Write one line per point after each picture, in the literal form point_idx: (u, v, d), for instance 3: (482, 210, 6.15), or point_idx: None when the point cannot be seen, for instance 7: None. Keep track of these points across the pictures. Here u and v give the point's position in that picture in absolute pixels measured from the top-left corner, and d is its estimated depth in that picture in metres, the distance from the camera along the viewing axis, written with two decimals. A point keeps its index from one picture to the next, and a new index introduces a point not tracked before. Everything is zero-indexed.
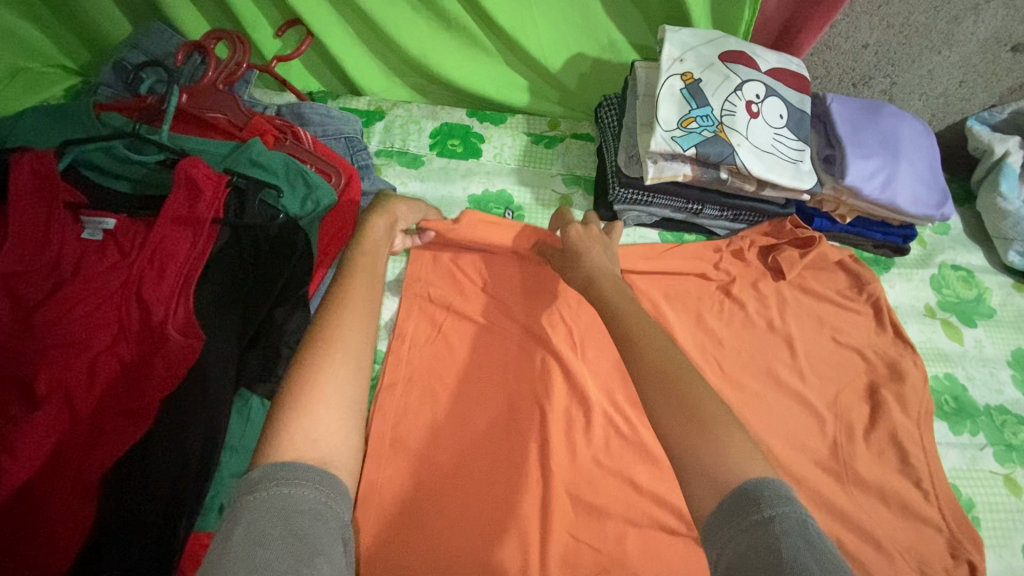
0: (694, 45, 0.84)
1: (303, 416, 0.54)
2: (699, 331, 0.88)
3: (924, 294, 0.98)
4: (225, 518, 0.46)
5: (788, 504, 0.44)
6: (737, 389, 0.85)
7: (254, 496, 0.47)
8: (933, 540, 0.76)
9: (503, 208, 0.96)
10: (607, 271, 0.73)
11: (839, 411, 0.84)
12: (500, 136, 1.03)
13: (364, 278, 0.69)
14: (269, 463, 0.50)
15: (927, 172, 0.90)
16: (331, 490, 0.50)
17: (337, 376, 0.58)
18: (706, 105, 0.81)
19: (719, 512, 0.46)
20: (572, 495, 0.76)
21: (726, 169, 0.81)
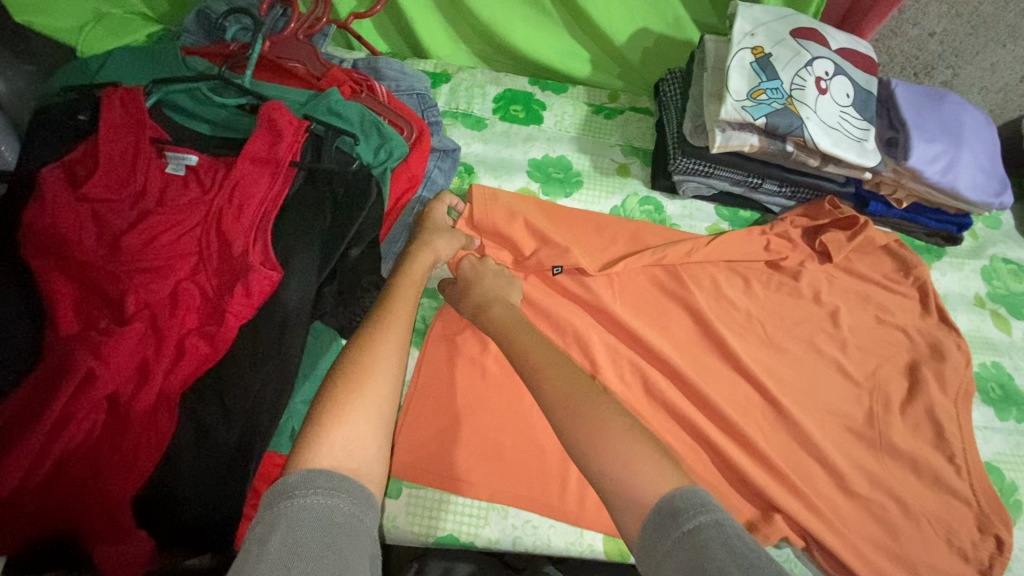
0: (765, 21, 0.86)
1: (348, 421, 0.55)
2: (748, 301, 0.90)
3: (973, 284, 0.98)
4: (256, 525, 0.46)
5: (704, 512, 0.45)
6: (780, 357, 0.86)
7: (291, 502, 0.47)
8: (964, 516, 0.77)
9: (562, 172, 0.98)
10: (500, 296, 0.77)
11: (877, 382, 0.86)
12: (560, 105, 1.05)
13: (405, 309, 0.70)
14: (307, 469, 0.49)
15: (987, 161, 0.91)
16: (362, 503, 0.50)
17: (377, 395, 0.58)
18: (775, 79, 0.82)
19: (648, 533, 0.47)
20: None
21: (793, 142, 0.82)
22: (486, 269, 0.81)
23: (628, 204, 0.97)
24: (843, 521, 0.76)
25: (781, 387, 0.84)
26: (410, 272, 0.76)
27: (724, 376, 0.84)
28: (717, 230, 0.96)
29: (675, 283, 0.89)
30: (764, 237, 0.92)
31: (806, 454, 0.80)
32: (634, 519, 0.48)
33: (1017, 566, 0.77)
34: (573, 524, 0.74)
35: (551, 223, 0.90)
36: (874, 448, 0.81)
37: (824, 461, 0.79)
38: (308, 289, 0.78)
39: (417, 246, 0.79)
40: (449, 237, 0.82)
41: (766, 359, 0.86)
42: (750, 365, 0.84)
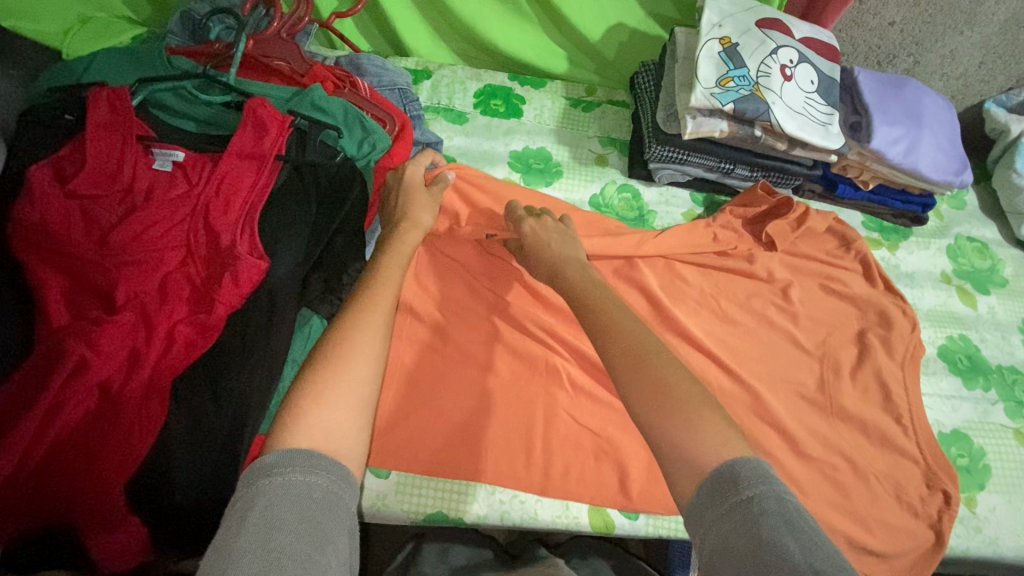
0: (732, 12, 0.90)
1: (325, 404, 0.53)
2: (700, 278, 0.92)
3: (940, 262, 1.01)
4: (239, 498, 0.46)
5: (766, 484, 0.46)
6: (734, 329, 0.89)
7: (270, 480, 0.46)
8: (910, 470, 0.81)
9: (542, 163, 1.01)
10: (571, 259, 0.76)
11: (828, 350, 0.89)
12: (539, 98, 1.08)
13: (389, 289, 0.67)
14: (285, 450, 0.49)
15: (948, 142, 0.95)
16: (340, 481, 0.49)
17: (357, 373, 0.57)
18: (742, 67, 0.86)
19: (700, 496, 0.48)
20: (589, 418, 0.81)
21: (761, 127, 0.86)
22: (553, 229, 0.81)
23: (607, 192, 1.00)
24: (799, 485, 0.78)
25: (744, 359, 0.87)
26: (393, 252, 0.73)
27: (682, 350, 0.86)
28: (692, 215, 0.99)
29: (627, 265, 0.91)
30: (710, 228, 0.94)
31: (760, 420, 0.82)
32: (689, 481, 0.50)
33: (976, 525, 0.80)
34: (555, 498, 0.76)
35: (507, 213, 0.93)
36: (832, 414, 0.84)
37: (782, 429, 0.82)
38: (295, 278, 0.80)
39: (402, 227, 0.78)
40: (430, 206, 0.82)
41: (720, 333, 0.88)
42: (705, 343, 0.86)
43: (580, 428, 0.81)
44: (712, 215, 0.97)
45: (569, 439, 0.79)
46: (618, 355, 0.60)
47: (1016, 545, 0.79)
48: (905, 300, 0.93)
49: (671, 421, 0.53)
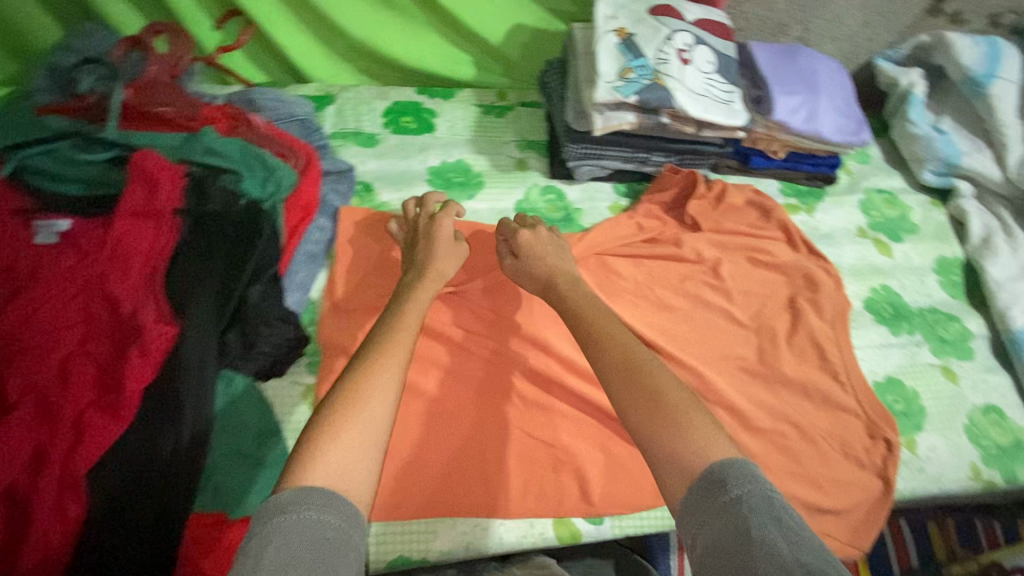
0: (624, 4, 0.90)
1: (343, 441, 0.50)
2: (633, 269, 0.92)
3: (854, 217, 1.05)
4: (246, 544, 0.43)
5: (753, 482, 0.47)
6: (673, 315, 0.90)
7: (284, 518, 0.44)
8: (852, 425, 0.84)
9: (462, 176, 0.98)
10: (563, 269, 0.77)
11: (763, 321, 0.91)
12: (449, 109, 1.05)
13: (413, 323, 0.65)
14: (298, 487, 0.47)
15: (845, 104, 0.98)
16: (352, 519, 0.47)
17: (379, 405, 0.54)
18: (641, 57, 0.86)
19: (690, 498, 0.49)
20: (542, 429, 0.80)
21: (667, 114, 0.86)
22: (546, 241, 0.81)
23: (531, 197, 0.98)
24: (753, 459, 0.80)
25: (687, 342, 0.87)
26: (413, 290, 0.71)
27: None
28: (617, 208, 0.99)
29: None
30: (632, 220, 0.95)
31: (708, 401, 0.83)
32: (680, 483, 0.50)
33: (918, 465, 0.84)
34: (518, 517, 0.75)
35: None
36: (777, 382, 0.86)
37: (729, 406, 0.83)
38: (210, 336, 0.73)
39: (431, 261, 0.76)
40: (455, 256, 0.78)
41: (660, 320, 0.89)
42: (647, 333, 0.86)
43: (534, 442, 0.79)
44: (635, 204, 0.99)
45: (524, 455, 0.78)
46: (610, 360, 0.59)
47: (954, 477, 0.84)
48: (826, 260, 0.97)
49: (661, 427, 0.53)
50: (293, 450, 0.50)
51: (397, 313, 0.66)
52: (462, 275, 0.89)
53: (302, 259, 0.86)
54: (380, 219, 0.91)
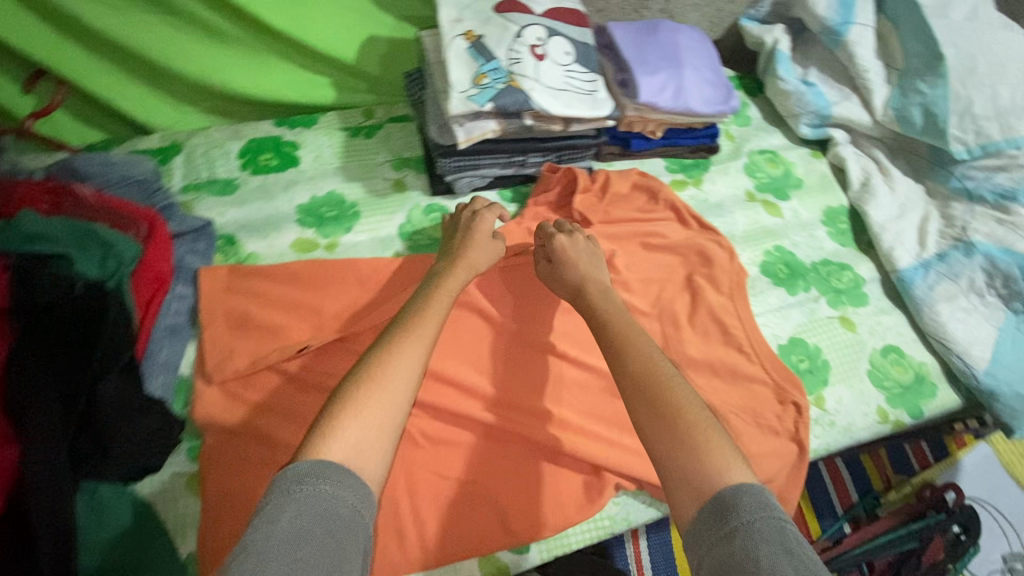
0: (468, 4, 0.85)
1: (359, 416, 0.54)
2: (528, 277, 0.90)
3: (741, 182, 1.06)
4: (267, 502, 0.47)
5: (765, 512, 0.50)
6: (574, 317, 0.88)
7: (302, 489, 0.48)
8: (762, 394, 0.85)
9: (336, 209, 0.92)
10: (598, 279, 0.80)
11: (664, 306, 0.90)
12: (312, 138, 0.97)
13: (436, 315, 0.67)
14: (316, 459, 0.50)
15: (711, 73, 0.98)
16: (363, 498, 0.50)
17: (397, 385, 0.57)
18: (493, 60, 0.82)
19: (700, 518, 0.52)
20: (454, 466, 0.75)
21: (530, 116, 0.83)
22: (583, 247, 0.84)
23: (413, 218, 0.93)
24: None
25: (591, 343, 0.86)
26: (444, 280, 0.74)
27: (529, 360, 0.83)
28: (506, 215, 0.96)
29: None
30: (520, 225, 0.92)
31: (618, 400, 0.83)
32: (693, 503, 0.54)
33: (828, 420, 0.86)
34: (441, 566, 0.71)
35: (308, 279, 0.83)
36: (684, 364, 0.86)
37: None
38: (58, 449, 0.63)
39: (456, 255, 0.79)
40: (490, 252, 0.81)
41: (562, 325, 0.86)
42: (548, 342, 0.85)
43: (448, 482, 0.75)
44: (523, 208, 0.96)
45: (439, 498, 0.74)
46: (633, 379, 0.64)
47: (862, 424, 0.87)
48: (716, 232, 0.96)
49: (679, 450, 0.57)
50: (315, 423, 0.54)
51: (424, 301, 0.69)
52: (344, 319, 0.82)
53: (161, 338, 0.77)
54: (243, 273, 0.82)
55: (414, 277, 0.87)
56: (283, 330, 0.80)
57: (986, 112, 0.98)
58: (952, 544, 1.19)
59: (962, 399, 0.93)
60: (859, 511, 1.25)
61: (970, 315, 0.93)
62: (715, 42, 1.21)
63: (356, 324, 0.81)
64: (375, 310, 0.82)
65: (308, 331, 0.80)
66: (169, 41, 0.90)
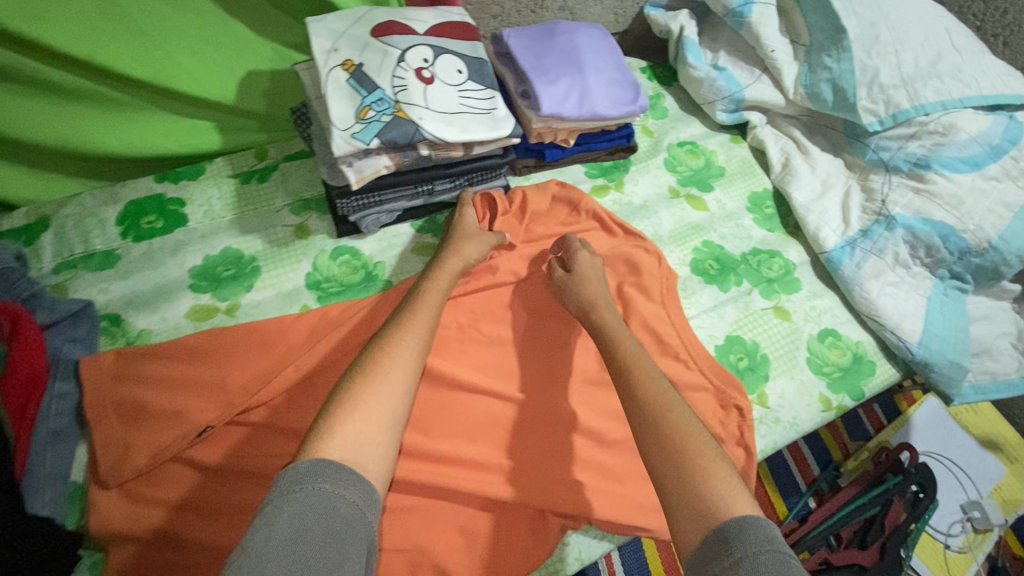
0: (343, 30, 0.78)
1: (356, 412, 0.57)
2: (452, 312, 0.85)
3: (663, 179, 1.04)
4: (267, 508, 0.48)
5: (769, 546, 0.49)
6: (503, 349, 0.84)
7: (302, 489, 0.49)
8: (704, 401, 0.83)
9: (233, 266, 0.84)
10: (606, 304, 0.81)
11: None
12: (198, 191, 0.89)
13: (428, 316, 0.72)
14: (317, 458, 0.52)
15: (616, 73, 0.94)
16: (365, 495, 0.52)
17: (393, 382, 0.61)
18: (376, 89, 0.75)
19: (704, 549, 0.51)
20: (390, 535, 0.70)
21: (425, 145, 0.77)
22: (596, 271, 0.85)
23: (321, 265, 0.86)
24: (615, 477, 0.78)
25: (522, 376, 0.83)
26: (435, 276, 0.77)
27: (461, 403, 0.79)
28: (422, 248, 0.90)
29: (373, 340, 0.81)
30: None
31: (556, 431, 0.80)
32: (697, 532, 0.53)
33: (774, 418, 0.85)
34: None
35: (210, 350, 0.77)
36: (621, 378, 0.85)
37: (577, 428, 0.80)
38: None
39: (447, 252, 0.81)
40: (479, 242, 0.84)
41: (491, 361, 0.83)
42: (478, 381, 0.80)
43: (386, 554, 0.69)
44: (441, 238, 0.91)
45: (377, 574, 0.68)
46: (643, 401, 0.66)
47: (808, 415, 0.86)
48: (642, 238, 0.93)
49: (682, 475, 0.57)
50: (316, 420, 0.57)
51: (417, 301, 0.73)
52: (252, 391, 0.75)
53: (41, 448, 0.68)
54: (132, 356, 0.75)
55: (327, 331, 0.81)
56: (183, 413, 0.72)
57: (892, 81, 0.96)
58: (912, 503, 1.19)
59: (900, 373, 0.93)
60: (822, 484, 1.27)
61: (898, 288, 0.93)
62: (623, 34, 1.18)
63: (266, 393, 0.75)
64: (286, 375, 0.76)
65: (212, 409, 0.73)
66: (13, 109, 0.80)
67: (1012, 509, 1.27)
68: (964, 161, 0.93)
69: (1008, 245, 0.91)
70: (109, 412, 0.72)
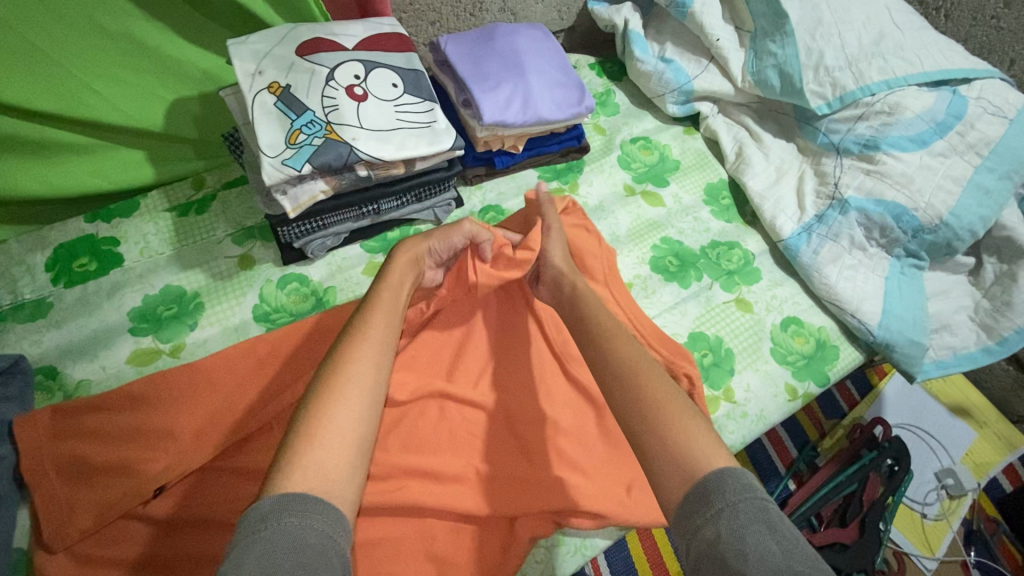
0: (267, 51, 0.75)
1: (319, 439, 0.51)
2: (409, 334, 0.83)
3: (618, 177, 1.02)
4: (232, 550, 0.43)
5: (749, 492, 0.47)
6: (465, 368, 0.83)
7: (266, 527, 0.44)
8: None
9: (175, 305, 0.81)
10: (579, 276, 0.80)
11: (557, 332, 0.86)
12: (132, 228, 0.85)
13: (388, 317, 0.65)
14: (279, 495, 0.46)
15: (559, 74, 0.92)
16: (336, 522, 0.47)
17: (357, 400, 0.55)
18: (306, 111, 0.72)
19: (686, 503, 0.49)
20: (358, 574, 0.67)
21: (363, 166, 0.74)
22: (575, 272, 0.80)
23: (268, 295, 0.83)
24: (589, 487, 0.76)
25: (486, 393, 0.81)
26: (393, 275, 0.71)
27: (423, 428, 0.77)
28: (375, 268, 0.87)
29: None
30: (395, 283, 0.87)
31: (524, 446, 0.78)
32: (678, 486, 0.51)
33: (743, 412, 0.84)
34: None
35: (154, 396, 0.73)
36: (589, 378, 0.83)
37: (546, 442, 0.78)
38: None
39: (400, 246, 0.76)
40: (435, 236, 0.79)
41: (452, 381, 0.81)
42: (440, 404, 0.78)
43: None
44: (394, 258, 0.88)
45: None
46: (618, 363, 0.64)
47: (775, 407, 0.85)
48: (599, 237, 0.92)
49: (661, 433, 0.55)
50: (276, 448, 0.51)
51: (375, 302, 0.66)
52: (203, 437, 0.72)
53: None
54: (70, 412, 0.71)
55: (279, 366, 0.78)
56: (130, 466, 0.69)
57: (837, 63, 0.95)
58: (889, 476, 1.21)
59: (864, 355, 0.94)
60: (800, 466, 1.27)
61: (856, 271, 0.93)
62: (569, 30, 1.16)
63: (219, 438, 0.72)
64: (241, 416, 0.74)
65: (160, 459, 0.70)
66: None
67: (984, 472, 1.29)
68: (911, 140, 0.92)
69: (959, 221, 0.90)
70: (50, 473, 0.68)
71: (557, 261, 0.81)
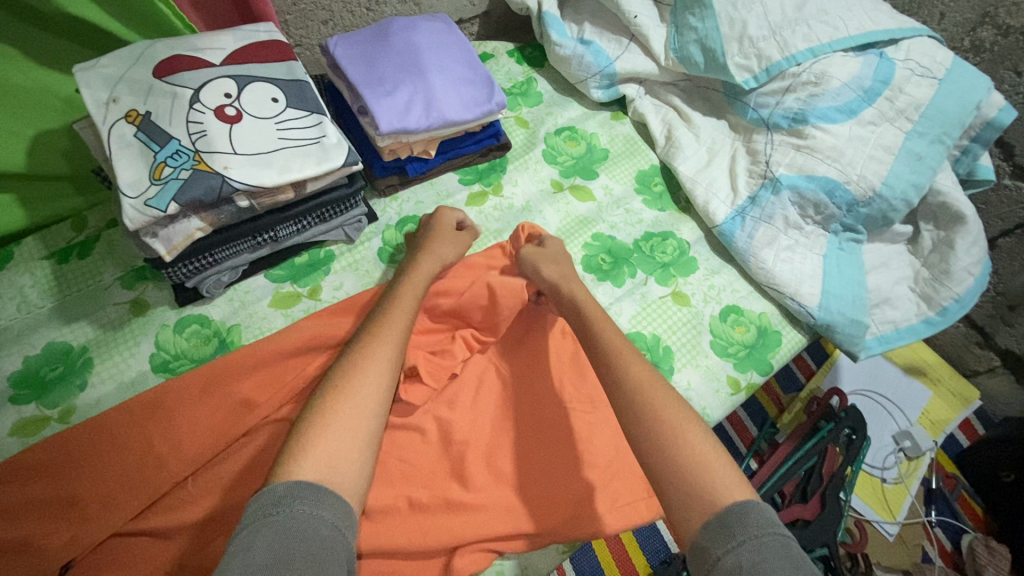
0: (119, 73, 0.66)
1: (331, 432, 0.54)
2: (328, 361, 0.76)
3: (544, 173, 0.97)
4: (244, 527, 0.45)
5: (770, 528, 0.48)
6: None
7: (283, 511, 0.46)
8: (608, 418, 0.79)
9: (59, 364, 0.73)
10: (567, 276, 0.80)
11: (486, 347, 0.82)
12: (5, 282, 0.76)
13: (404, 321, 0.68)
14: (293, 482, 0.49)
15: (466, 69, 0.85)
16: (341, 516, 0.49)
17: (369, 398, 0.58)
18: (171, 141, 0.65)
19: (706, 532, 0.50)
20: None
21: (243, 196, 0.67)
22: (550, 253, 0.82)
23: (165, 342, 0.76)
24: (535, 510, 0.72)
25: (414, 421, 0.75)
26: (411, 278, 0.74)
27: None
28: (282, 299, 0.81)
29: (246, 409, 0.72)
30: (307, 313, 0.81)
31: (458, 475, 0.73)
32: (686, 501, 0.54)
33: None
34: None
35: (44, 467, 0.66)
36: (526, 386, 0.80)
37: (482, 466, 0.74)
38: None
39: (420, 254, 0.78)
40: (455, 245, 0.81)
41: None
42: None
43: None
44: (301, 285, 0.82)
45: None
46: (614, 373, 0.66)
47: (718, 403, 0.82)
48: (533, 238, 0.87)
49: (651, 436, 0.58)
50: (291, 436, 0.55)
51: (390, 308, 0.70)
52: (110, 500, 0.66)
53: None
54: None
55: (191, 410, 0.71)
56: (31, 541, 0.62)
57: (761, 32, 0.89)
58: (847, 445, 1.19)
59: (807, 337, 0.91)
60: (761, 444, 1.27)
61: (793, 252, 0.90)
62: (484, 16, 1.09)
63: (127, 498, 0.66)
64: (149, 472, 0.67)
65: (63, 531, 0.63)
66: None
67: (940, 430, 1.30)
68: (839, 110, 0.88)
69: (893, 191, 0.87)
70: None
71: (538, 262, 0.81)
